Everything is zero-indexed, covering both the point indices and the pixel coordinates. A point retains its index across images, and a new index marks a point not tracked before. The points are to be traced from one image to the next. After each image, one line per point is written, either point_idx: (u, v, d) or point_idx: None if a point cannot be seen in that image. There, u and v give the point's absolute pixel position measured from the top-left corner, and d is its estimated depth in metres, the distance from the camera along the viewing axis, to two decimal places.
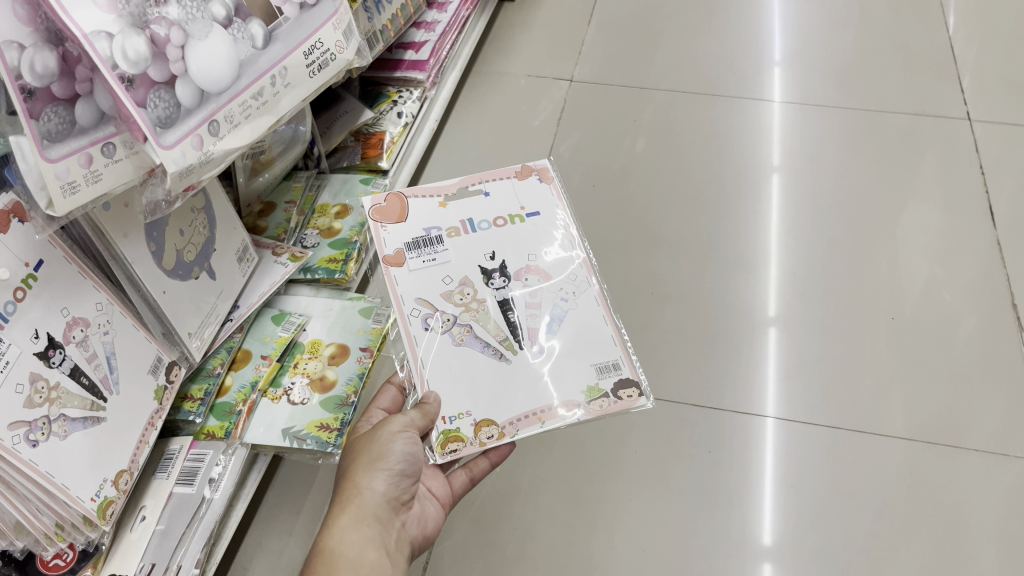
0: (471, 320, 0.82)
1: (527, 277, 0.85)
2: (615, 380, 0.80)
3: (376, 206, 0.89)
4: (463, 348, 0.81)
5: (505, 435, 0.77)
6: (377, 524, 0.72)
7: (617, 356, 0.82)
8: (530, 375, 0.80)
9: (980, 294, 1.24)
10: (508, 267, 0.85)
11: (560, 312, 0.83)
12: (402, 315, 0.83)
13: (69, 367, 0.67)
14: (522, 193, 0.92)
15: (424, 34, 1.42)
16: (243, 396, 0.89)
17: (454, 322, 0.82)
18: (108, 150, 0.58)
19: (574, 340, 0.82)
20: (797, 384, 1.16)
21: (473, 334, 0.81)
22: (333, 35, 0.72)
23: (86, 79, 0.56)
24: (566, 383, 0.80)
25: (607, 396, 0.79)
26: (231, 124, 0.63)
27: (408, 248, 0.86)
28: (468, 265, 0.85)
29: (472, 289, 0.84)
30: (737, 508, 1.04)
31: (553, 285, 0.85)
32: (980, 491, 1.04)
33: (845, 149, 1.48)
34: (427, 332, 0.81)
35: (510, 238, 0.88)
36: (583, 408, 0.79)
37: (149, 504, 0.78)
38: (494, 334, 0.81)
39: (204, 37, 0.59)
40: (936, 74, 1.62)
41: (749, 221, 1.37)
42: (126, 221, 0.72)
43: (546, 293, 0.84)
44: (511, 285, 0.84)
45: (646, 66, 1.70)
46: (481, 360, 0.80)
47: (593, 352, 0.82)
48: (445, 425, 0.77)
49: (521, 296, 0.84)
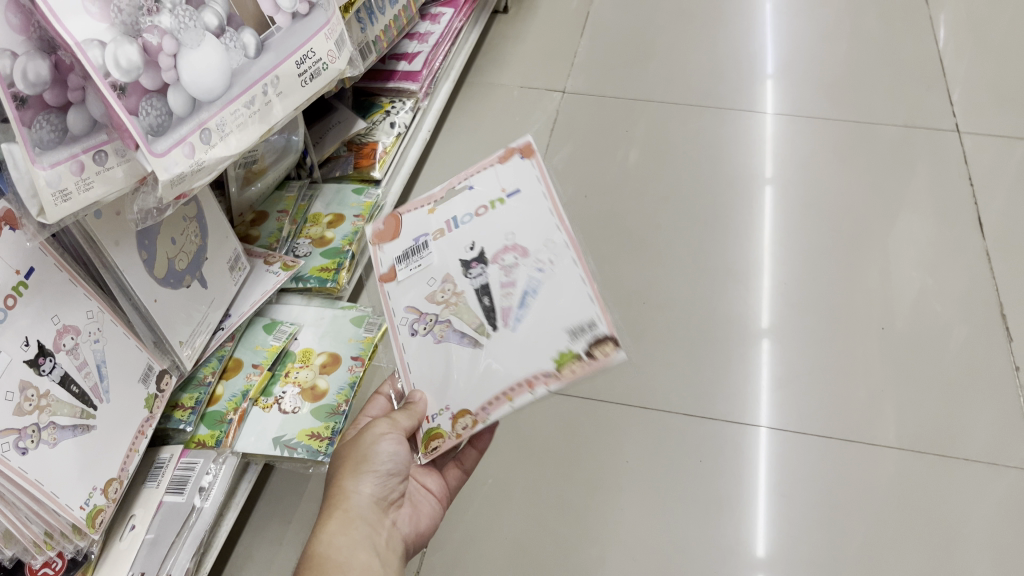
0: (451, 316, 0.80)
1: (504, 258, 0.78)
2: (588, 339, 0.73)
3: (374, 231, 0.88)
4: (443, 345, 0.80)
5: (479, 421, 0.77)
6: (366, 525, 0.72)
7: (591, 313, 0.74)
8: (502, 353, 0.76)
9: (969, 305, 1.25)
10: (486, 254, 0.79)
11: (532, 283, 0.76)
12: (393, 327, 0.83)
13: (59, 375, 0.67)
14: (506, 174, 0.83)
15: (417, 46, 1.43)
16: (234, 405, 0.89)
17: (436, 322, 0.81)
18: (100, 158, 0.58)
19: (547, 306, 0.75)
20: (788, 394, 1.16)
21: (451, 328, 0.80)
22: (325, 44, 0.72)
23: (78, 88, 0.56)
24: (534, 354, 0.75)
25: (578, 358, 0.73)
26: (224, 133, 0.63)
27: (400, 262, 0.85)
28: (449, 260, 0.81)
29: (453, 285, 0.80)
30: (728, 518, 1.05)
31: (529, 259, 0.78)
32: (971, 501, 1.04)
33: (836, 161, 1.49)
34: (414, 338, 0.81)
35: (491, 225, 0.81)
36: (553, 377, 0.73)
37: (138, 513, 0.78)
38: (469, 323, 0.78)
39: (196, 45, 0.59)
40: (926, 87, 1.63)
41: (741, 232, 1.38)
42: (117, 229, 0.72)
43: (522, 268, 0.77)
44: (488, 271, 0.79)
45: (639, 77, 1.71)
46: (458, 352, 0.79)
47: (563, 315, 0.75)
48: (430, 424, 0.79)
49: (497, 278, 0.78)
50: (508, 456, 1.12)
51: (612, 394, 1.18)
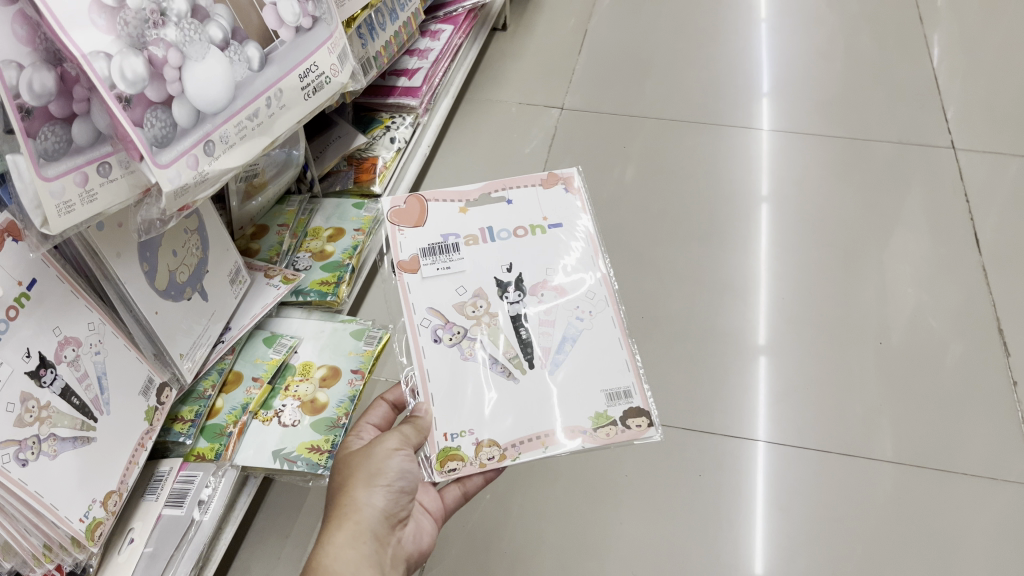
0: (481, 335, 0.83)
1: (543, 293, 0.86)
2: (624, 409, 0.81)
3: (394, 209, 0.90)
4: (470, 363, 0.82)
5: (506, 457, 0.78)
6: (374, 541, 0.70)
7: (629, 384, 0.82)
8: (542, 398, 0.80)
9: (966, 321, 1.25)
10: (524, 281, 0.86)
11: (572, 333, 0.84)
12: (414, 323, 0.84)
13: (60, 387, 0.67)
14: (547, 203, 0.92)
15: (416, 62, 1.44)
16: (233, 418, 0.89)
17: (464, 335, 0.83)
18: (104, 169, 0.59)
19: (585, 363, 0.82)
20: (787, 408, 1.16)
21: (481, 349, 0.83)
22: (327, 58, 0.73)
23: (83, 99, 0.57)
24: (571, 407, 0.80)
25: (615, 424, 0.80)
26: (226, 145, 0.64)
27: (423, 254, 0.87)
28: (485, 276, 0.86)
29: (483, 303, 0.85)
30: (728, 532, 1.04)
31: (568, 303, 0.86)
32: (970, 515, 1.04)
33: (832, 177, 1.50)
34: (437, 345, 0.83)
35: (529, 249, 0.88)
36: (588, 436, 0.79)
37: (137, 526, 0.77)
38: (503, 351, 0.83)
39: (201, 58, 0.60)
40: (920, 104, 1.64)
41: (738, 248, 1.39)
42: (119, 241, 0.72)
43: (561, 311, 0.85)
44: (525, 301, 0.85)
45: (636, 94, 1.72)
46: (488, 376, 0.81)
47: (602, 377, 0.82)
48: (446, 442, 0.79)
49: (535, 312, 0.85)
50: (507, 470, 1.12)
51: None
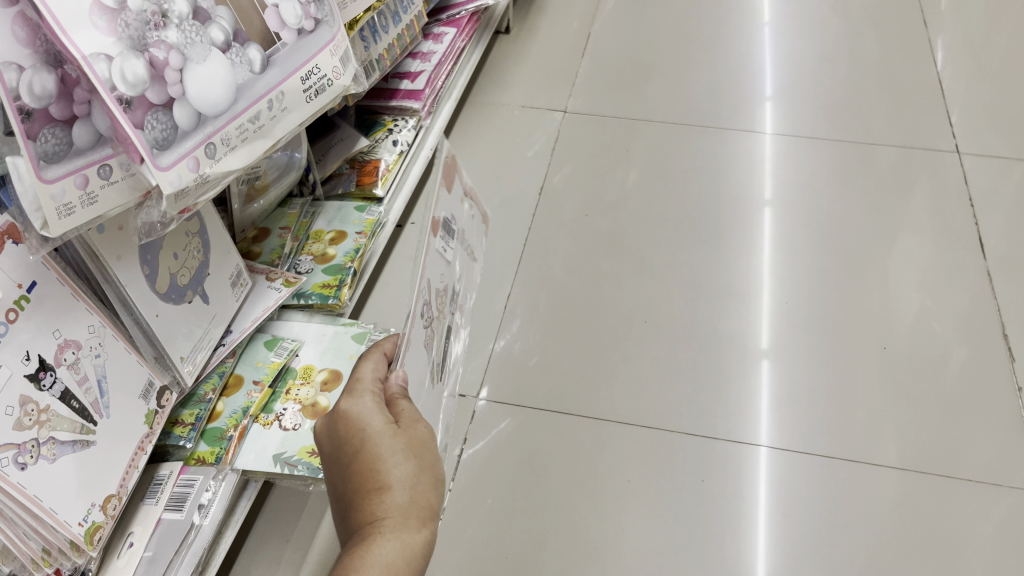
0: (433, 332, 0.83)
1: (460, 317, 0.93)
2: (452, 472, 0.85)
3: (444, 167, 0.79)
4: (421, 353, 0.80)
5: None
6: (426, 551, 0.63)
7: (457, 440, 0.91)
8: (435, 403, 0.85)
9: (970, 326, 1.25)
10: (460, 298, 0.91)
11: (456, 356, 0.94)
12: (419, 302, 0.70)
13: (60, 391, 0.66)
14: (482, 233, 0.98)
15: (419, 65, 1.43)
16: (234, 421, 0.89)
17: (428, 326, 0.80)
18: (105, 172, 0.58)
19: (447, 386, 0.93)
20: (790, 413, 1.16)
21: None
22: (330, 61, 0.72)
23: (84, 101, 0.56)
24: None
25: None
26: (228, 147, 0.63)
27: (453, 242, 0.75)
28: (447, 278, 0.85)
29: (441, 303, 0.83)
30: (731, 537, 1.04)
31: (461, 329, 0.96)
32: (974, 522, 1.04)
33: (837, 181, 1.50)
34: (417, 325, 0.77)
35: (467, 270, 0.93)
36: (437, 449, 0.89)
37: (136, 531, 0.77)
38: None
39: (202, 60, 0.59)
40: (924, 108, 1.64)
41: (741, 252, 1.38)
42: (120, 244, 0.72)
43: (459, 337, 0.95)
44: (455, 318, 0.90)
45: (640, 98, 1.72)
46: (424, 372, 0.82)
47: (450, 400, 0.94)
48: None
49: (455, 331, 0.91)
50: (509, 475, 1.11)
51: (614, 412, 1.17)
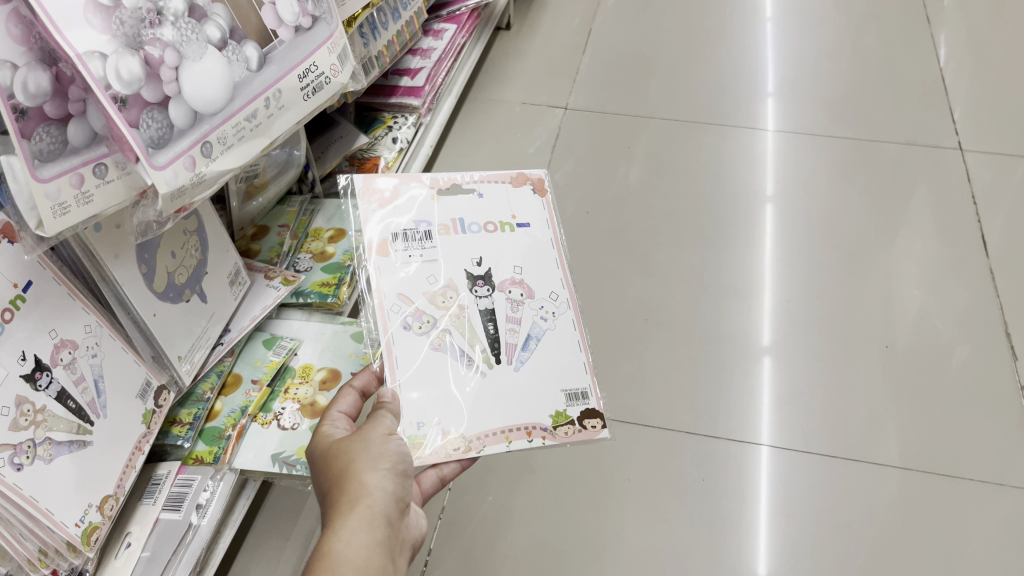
0: (450, 326, 0.83)
1: (511, 290, 0.86)
2: (582, 409, 0.83)
3: (369, 192, 0.88)
4: (438, 352, 0.82)
5: (470, 449, 0.77)
6: (387, 525, 0.64)
7: (586, 385, 0.84)
8: (505, 393, 0.81)
9: (972, 324, 1.24)
10: (493, 276, 0.86)
11: (534, 330, 0.85)
12: (385, 310, 0.83)
13: (56, 391, 0.66)
14: (516, 203, 0.92)
15: (419, 61, 1.43)
16: (232, 421, 0.88)
17: (434, 324, 0.83)
18: (100, 171, 0.58)
19: (547, 359, 0.84)
20: (792, 412, 1.15)
21: (450, 339, 0.82)
22: (328, 58, 0.72)
23: (79, 100, 0.56)
24: (535, 404, 0.81)
25: (573, 423, 0.82)
26: (224, 146, 0.63)
27: (394, 239, 0.86)
28: (451, 268, 0.86)
29: (455, 296, 0.84)
30: (731, 535, 1.03)
31: (535, 302, 0.87)
32: (976, 521, 1.03)
33: (839, 179, 1.49)
34: (405, 332, 0.82)
35: (498, 245, 0.89)
36: (549, 434, 0.80)
37: (134, 531, 0.76)
38: (470, 344, 0.83)
39: (198, 58, 0.59)
40: (928, 105, 1.63)
41: (743, 250, 1.38)
42: (117, 243, 0.71)
43: (527, 310, 0.86)
44: (494, 296, 0.85)
45: (641, 94, 1.71)
46: (457, 368, 0.81)
47: (564, 377, 0.84)
48: (413, 431, 0.77)
49: (504, 308, 0.85)
50: (509, 474, 1.11)
51: (614, 410, 1.17)
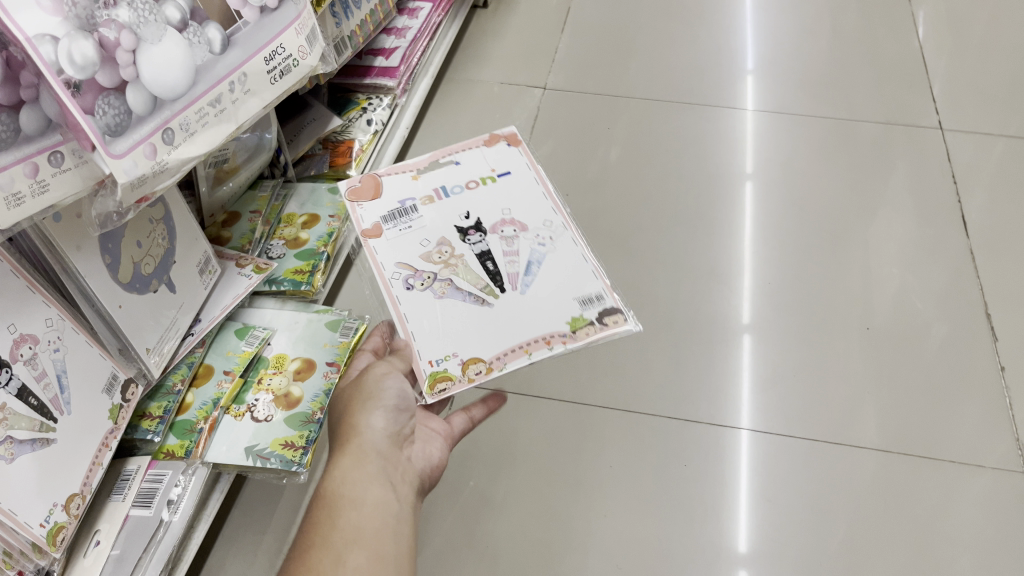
0: (451, 275, 0.82)
1: (503, 230, 0.86)
2: (599, 309, 0.80)
3: (350, 187, 0.91)
4: (445, 301, 0.81)
5: (493, 369, 0.77)
6: (380, 458, 0.73)
7: (598, 288, 0.82)
8: (516, 311, 0.80)
9: (951, 304, 1.24)
10: (483, 223, 0.86)
11: (537, 253, 0.84)
12: (384, 279, 0.83)
13: (16, 387, 0.63)
14: (492, 158, 0.94)
15: (394, 41, 1.39)
16: (204, 414, 0.86)
17: (434, 279, 0.82)
18: (56, 159, 0.55)
19: (553, 276, 0.82)
20: (774, 394, 1.14)
21: (453, 286, 0.82)
22: (296, 39, 0.69)
23: (31, 85, 0.53)
24: (548, 317, 0.79)
25: (593, 324, 0.79)
26: (187, 133, 0.61)
27: (384, 221, 0.87)
28: (442, 227, 0.86)
29: (451, 249, 0.84)
30: (713, 519, 1.03)
31: (529, 233, 0.86)
32: (956, 504, 1.03)
33: (818, 159, 1.48)
34: (410, 292, 0.81)
35: (482, 198, 0.89)
36: (569, 337, 0.78)
37: (103, 528, 0.75)
38: (473, 283, 0.81)
39: (157, 40, 0.56)
40: (907, 84, 1.62)
41: (723, 231, 1.36)
42: (78, 233, 0.69)
43: (523, 241, 0.85)
44: (488, 239, 0.85)
45: (620, 73, 1.69)
46: (463, 308, 0.80)
47: (576, 287, 0.82)
48: (433, 367, 0.77)
49: (498, 246, 0.84)
50: (489, 461, 1.09)
51: (594, 395, 1.15)
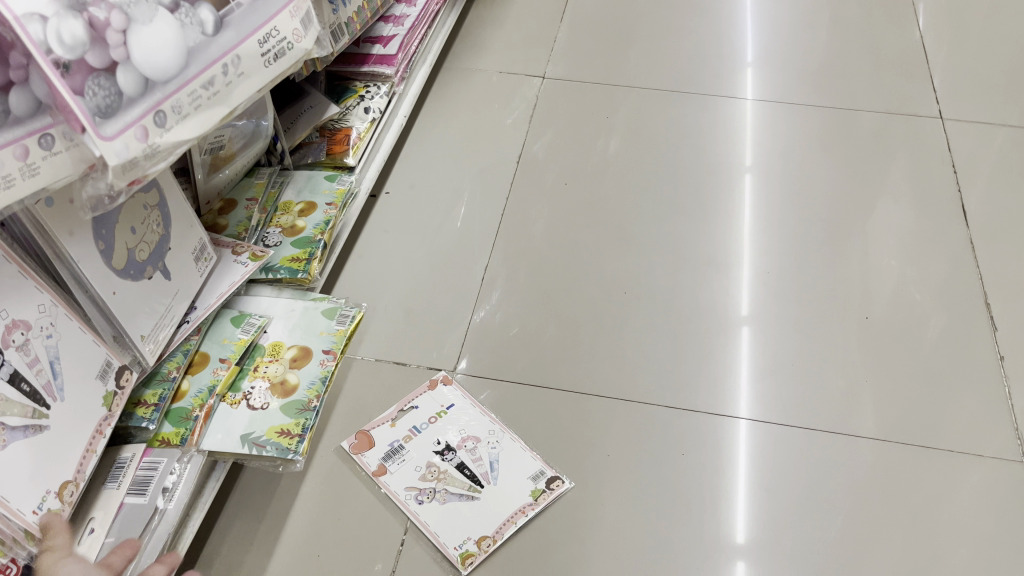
0: (445, 485, 1.03)
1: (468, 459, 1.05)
2: (543, 477, 1.04)
3: None
4: (448, 505, 1.01)
5: (498, 539, 0.99)
6: None
7: (539, 465, 1.05)
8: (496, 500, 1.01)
9: (950, 294, 1.23)
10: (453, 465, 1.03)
11: (495, 455, 1.06)
12: None
13: (9, 373, 0.63)
14: None
15: (392, 28, 1.38)
16: (200, 401, 0.86)
17: (433, 496, 1.02)
18: (46, 142, 0.55)
19: (511, 469, 1.04)
20: (772, 384, 1.14)
21: (448, 496, 1.02)
22: (290, 23, 0.69)
23: (21, 66, 0.54)
24: (516, 478, 1.03)
25: (544, 490, 1.03)
26: (180, 115, 0.60)
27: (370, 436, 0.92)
28: (424, 452, 1.06)
29: (437, 467, 1.04)
30: (711, 510, 1.02)
31: (486, 451, 1.06)
32: (955, 494, 1.03)
33: (818, 148, 1.47)
34: (422, 505, 1.01)
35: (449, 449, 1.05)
36: (533, 503, 1.02)
37: (97, 516, 0.74)
38: (461, 484, 1.03)
39: (148, 21, 0.57)
40: (908, 73, 1.61)
41: (723, 221, 1.36)
42: (70, 219, 0.68)
43: (482, 449, 1.06)
44: (458, 458, 1.05)
45: (619, 63, 1.68)
46: (460, 521, 1.00)
47: (525, 469, 1.05)
48: (459, 549, 0.98)
49: (468, 457, 1.05)
50: None
51: (592, 384, 1.15)
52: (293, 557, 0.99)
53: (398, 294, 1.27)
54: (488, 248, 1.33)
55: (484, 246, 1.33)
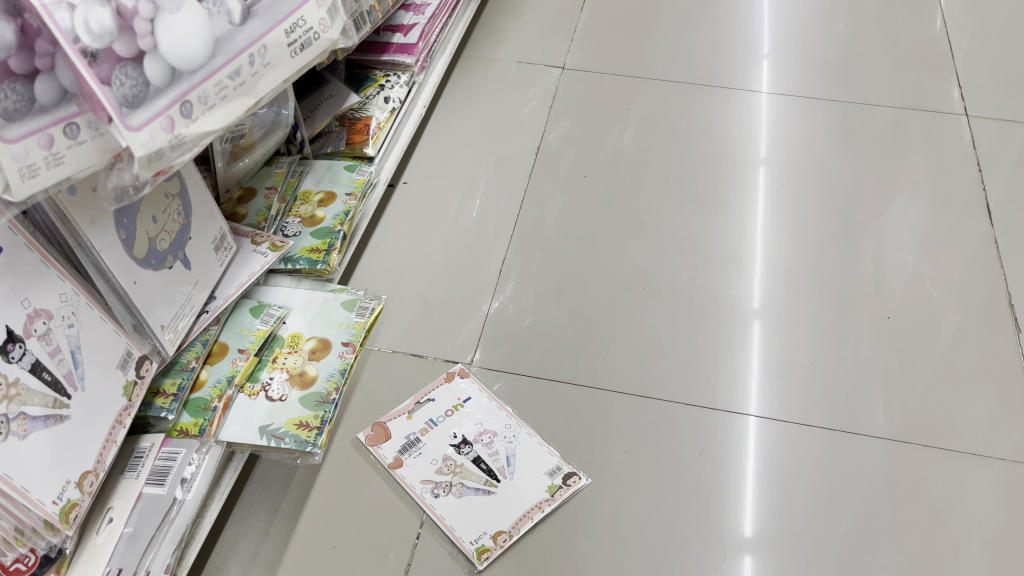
0: (462, 479, 1.02)
1: (484, 448, 1.05)
2: (562, 474, 1.03)
3: None
4: (464, 499, 1.01)
5: (513, 534, 0.98)
6: None
7: (556, 462, 1.04)
8: (511, 498, 1.01)
9: (973, 293, 1.21)
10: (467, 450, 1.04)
11: (512, 450, 1.05)
12: None
13: (30, 363, 0.63)
14: None
15: (412, 17, 1.37)
16: (218, 392, 0.86)
17: (450, 486, 1.02)
18: (71, 131, 0.55)
19: (529, 464, 1.04)
20: (791, 382, 1.12)
21: (466, 486, 1.02)
22: (316, 13, 0.69)
23: (47, 54, 0.53)
24: (534, 476, 1.03)
25: (561, 486, 1.02)
26: (205, 106, 0.61)
27: None
28: (441, 446, 1.05)
29: (454, 461, 1.04)
30: (723, 505, 1.01)
31: (502, 440, 1.06)
32: (975, 496, 1.01)
33: (840, 144, 1.45)
34: (438, 499, 1.01)
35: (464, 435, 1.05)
36: (549, 501, 1.01)
37: (116, 505, 0.74)
38: (478, 480, 1.02)
39: (176, 10, 0.57)
40: (931, 68, 1.59)
41: (742, 216, 1.34)
42: (93, 208, 0.68)
43: (499, 442, 1.06)
44: (475, 448, 1.05)
45: (638, 54, 1.67)
46: (477, 510, 1.00)
47: (542, 464, 1.04)
48: (475, 543, 0.97)
49: (484, 451, 1.05)
50: None
51: (609, 378, 1.14)
52: (309, 549, 0.99)
53: (414, 284, 1.26)
54: (504, 239, 1.32)
55: (501, 238, 1.32)
